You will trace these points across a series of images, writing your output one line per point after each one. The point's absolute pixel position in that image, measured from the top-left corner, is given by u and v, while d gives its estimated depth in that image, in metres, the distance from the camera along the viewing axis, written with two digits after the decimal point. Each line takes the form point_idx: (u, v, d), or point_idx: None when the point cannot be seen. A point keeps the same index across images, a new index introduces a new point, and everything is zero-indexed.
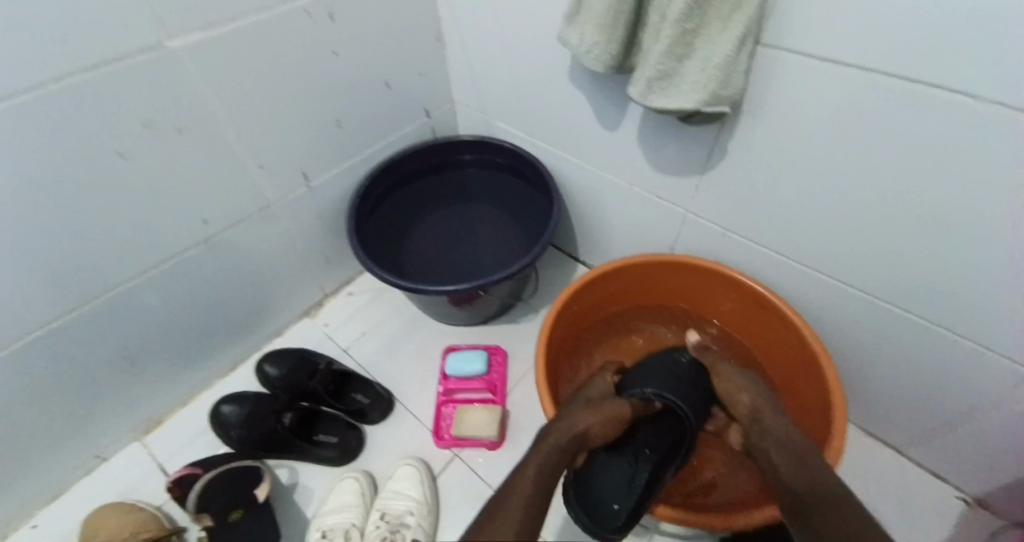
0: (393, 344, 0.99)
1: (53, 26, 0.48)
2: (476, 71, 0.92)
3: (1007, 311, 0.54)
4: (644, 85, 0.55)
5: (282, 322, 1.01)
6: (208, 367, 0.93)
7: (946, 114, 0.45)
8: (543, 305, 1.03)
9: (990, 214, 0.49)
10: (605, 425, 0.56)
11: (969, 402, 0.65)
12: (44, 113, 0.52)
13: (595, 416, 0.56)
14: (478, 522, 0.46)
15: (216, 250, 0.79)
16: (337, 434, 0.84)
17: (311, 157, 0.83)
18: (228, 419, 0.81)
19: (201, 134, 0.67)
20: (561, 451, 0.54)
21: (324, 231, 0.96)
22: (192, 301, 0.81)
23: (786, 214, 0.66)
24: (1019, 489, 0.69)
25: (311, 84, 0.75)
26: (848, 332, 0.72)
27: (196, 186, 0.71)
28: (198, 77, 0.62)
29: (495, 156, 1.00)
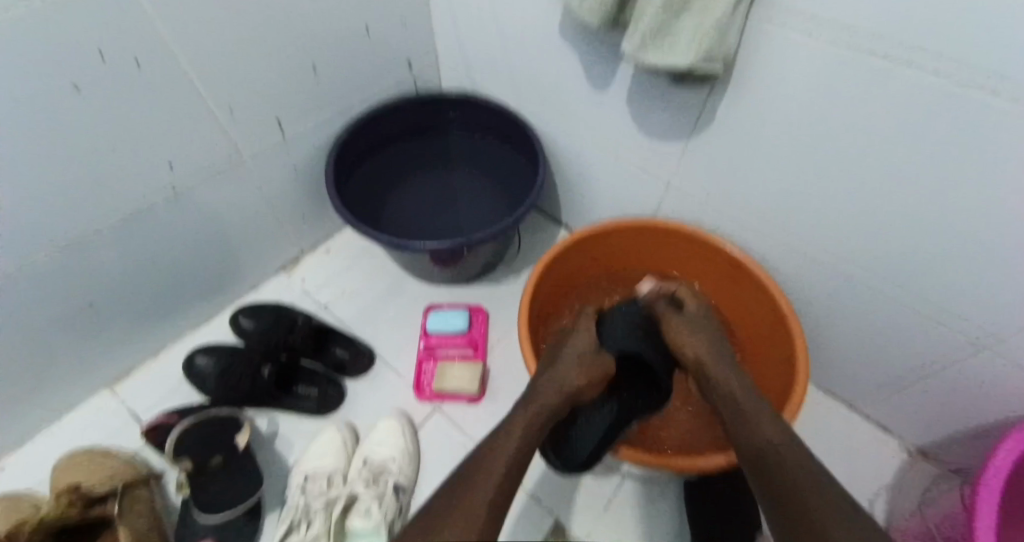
0: (374, 300, 0.99)
1: None
2: (463, 20, 0.88)
3: (957, 284, 0.58)
4: (636, 45, 0.54)
5: (258, 277, 0.99)
6: (181, 320, 0.91)
7: (920, 92, 0.46)
8: (524, 267, 1.04)
9: (962, 185, 0.50)
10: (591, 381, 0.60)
11: (920, 366, 0.69)
12: None
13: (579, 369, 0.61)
14: (466, 468, 0.49)
15: (186, 198, 0.76)
16: (317, 387, 0.85)
17: (286, 103, 0.79)
18: (204, 370, 0.81)
19: (165, 71, 0.63)
20: (553, 408, 0.57)
21: (303, 183, 0.93)
22: (161, 251, 0.79)
23: (763, 185, 0.68)
24: (954, 437, 0.75)
25: (287, 21, 0.71)
26: (817, 299, 0.75)
27: (161, 129, 0.67)
28: (160, 6, 0.57)
29: (481, 114, 0.98)
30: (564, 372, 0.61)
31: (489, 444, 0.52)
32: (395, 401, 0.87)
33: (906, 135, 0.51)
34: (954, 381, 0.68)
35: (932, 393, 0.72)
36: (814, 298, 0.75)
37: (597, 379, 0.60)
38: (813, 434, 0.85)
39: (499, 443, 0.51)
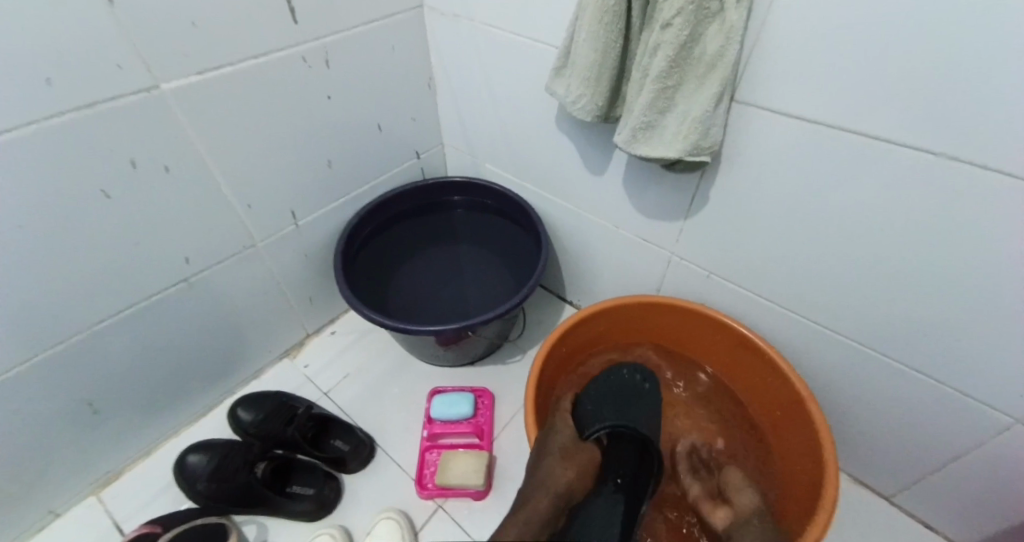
0: (378, 384, 0.97)
1: (47, 66, 0.50)
2: (466, 117, 0.94)
3: (979, 359, 0.55)
4: (627, 136, 0.57)
5: (261, 364, 0.98)
6: (180, 412, 0.89)
7: (911, 166, 0.48)
8: (531, 346, 1.02)
9: (966, 258, 0.50)
10: (580, 475, 0.61)
11: (954, 450, 0.65)
12: (27, 155, 0.53)
13: (570, 465, 0.61)
14: None
15: (196, 290, 0.78)
16: (314, 485, 0.80)
17: (300, 195, 0.83)
18: (195, 470, 0.77)
19: (186, 173, 0.67)
20: (544, 510, 0.55)
21: (312, 269, 0.95)
22: (167, 343, 0.79)
23: (766, 261, 0.68)
24: (1008, 534, 0.68)
25: (305, 124, 0.77)
26: (833, 376, 0.72)
27: (178, 227, 0.70)
28: (190, 114, 0.63)
29: (485, 198, 1.02)
30: (553, 466, 0.60)
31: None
32: (398, 496, 0.82)
33: (899, 212, 0.51)
34: (985, 469, 0.64)
35: (960, 485, 0.68)
36: (831, 374, 0.72)
37: (583, 473, 0.61)
38: (849, 526, 0.78)
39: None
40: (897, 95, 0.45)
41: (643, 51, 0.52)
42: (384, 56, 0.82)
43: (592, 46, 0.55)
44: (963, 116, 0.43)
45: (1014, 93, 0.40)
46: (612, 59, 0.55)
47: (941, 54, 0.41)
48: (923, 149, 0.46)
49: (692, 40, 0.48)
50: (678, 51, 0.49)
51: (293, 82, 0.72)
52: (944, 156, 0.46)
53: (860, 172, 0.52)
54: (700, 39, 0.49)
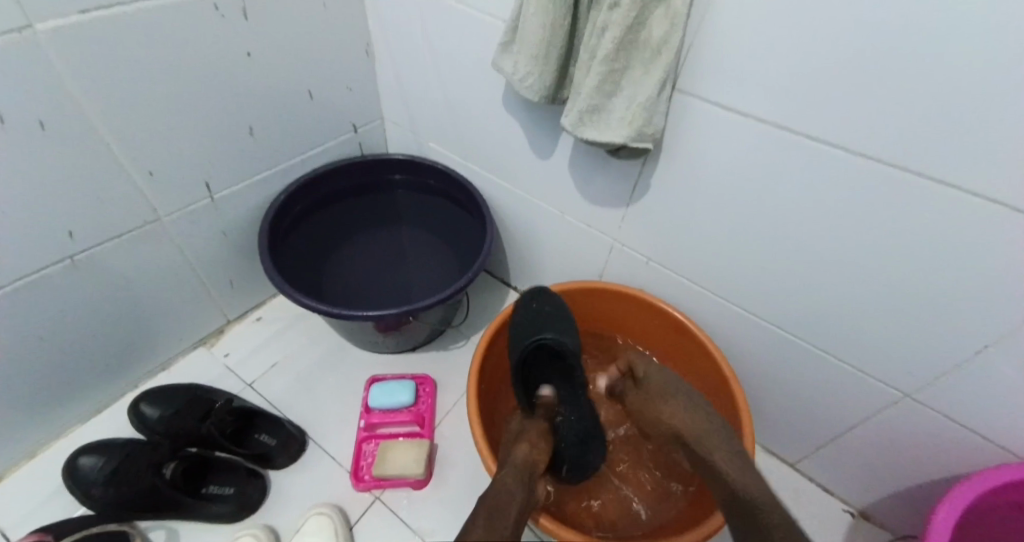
0: (308, 374, 0.91)
1: None
2: (407, 90, 0.89)
3: (883, 343, 0.60)
4: (573, 119, 0.55)
5: (172, 353, 0.89)
6: (73, 407, 0.80)
7: (837, 162, 0.50)
8: (473, 332, 1.00)
9: (881, 252, 0.53)
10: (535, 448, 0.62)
11: (858, 426, 0.71)
12: None
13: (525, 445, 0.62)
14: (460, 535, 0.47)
15: (88, 270, 0.68)
16: (234, 485, 0.74)
17: (215, 167, 0.75)
18: (88, 474, 0.69)
19: (68, 135, 0.58)
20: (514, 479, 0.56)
21: (233, 250, 0.87)
22: (52, 330, 0.69)
23: (701, 250, 0.70)
24: (896, 497, 0.75)
25: (216, 84, 0.68)
26: (758, 360, 0.76)
27: (60, 197, 0.61)
28: (71, 64, 0.54)
29: (427, 178, 0.97)
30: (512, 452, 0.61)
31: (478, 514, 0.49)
32: (328, 491, 0.78)
33: (824, 206, 0.54)
34: (882, 442, 0.70)
35: (861, 456, 0.75)
36: (757, 359, 0.76)
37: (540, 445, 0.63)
38: None
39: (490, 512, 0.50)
40: (824, 94, 0.46)
41: (591, 31, 0.50)
42: (314, 15, 0.74)
43: (538, 22, 0.52)
44: (882, 115, 0.44)
45: (928, 97, 0.41)
46: (559, 38, 0.53)
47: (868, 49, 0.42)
48: (847, 145, 0.48)
49: (639, 23, 0.47)
50: (626, 32, 0.47)
51: (201, 35, 0.63)
52: (862, 153, 0.48)
53: (792, 166, 0.53)
54: (647, 24, 0.48)
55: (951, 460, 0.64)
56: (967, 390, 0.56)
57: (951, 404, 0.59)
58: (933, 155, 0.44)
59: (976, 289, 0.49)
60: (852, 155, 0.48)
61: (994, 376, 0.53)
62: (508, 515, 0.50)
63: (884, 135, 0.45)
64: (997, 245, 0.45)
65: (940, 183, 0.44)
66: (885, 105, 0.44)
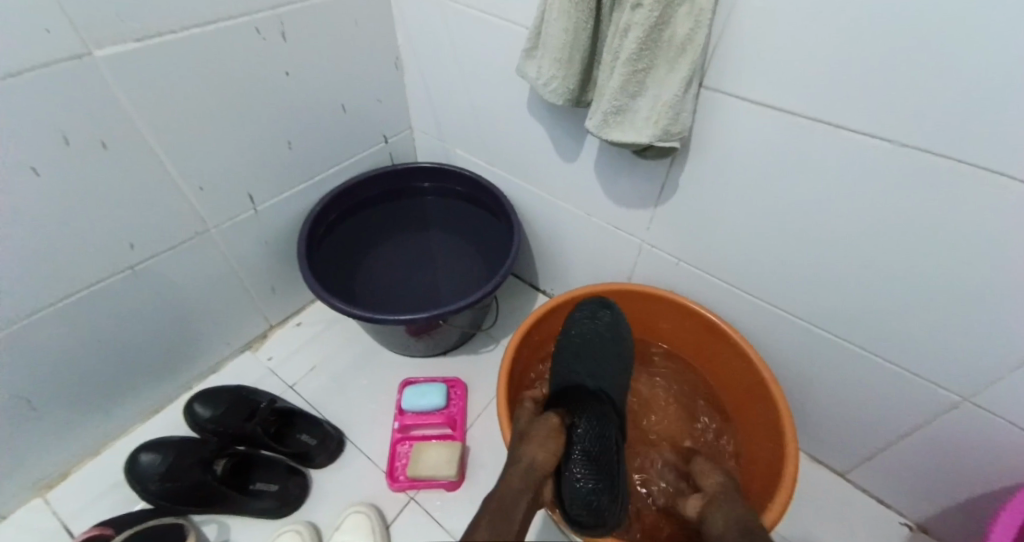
0: (345, 377, 0.94)
1: None
2: (436, 101, 0.92)
3: (930, 341, 0.58)
4: (598, 121, 0.56)
5: (219, 358, 0.94)
6: (131, 407, 0.85)
7: (873, 154, 0.48)
8: (503, 335, 1.01)
9: (925, 244, 0.51)
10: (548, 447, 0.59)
11: (907, 429, 0.68)
12: None
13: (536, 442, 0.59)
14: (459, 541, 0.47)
15: (145, 279, 0.73)
16: (278, 482, 0.77)
17: (257, 179, 0.79)
18: (147, 470, 0.71)
19: (128, 153, 0.63)
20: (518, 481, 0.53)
21: (274, 258, 0.91)
22: (113, 335, 0.74)
23: (732, 248, 0.69)
24: (954, 507, 0.71)
25: (258, 101, 0.72)
26: (797, 361, 0.74)
27: (121, 210, 0.66)
28: (129, 87, 0.59)
29: (455, 186, 0.99)
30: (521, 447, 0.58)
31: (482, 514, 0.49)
32: (366, 491, 0.80)
33: (861, 200, 0.52)
34: (934, 447, 0.66)
35: (910, 461, 0.71)
36: (794, 359, 0.74)
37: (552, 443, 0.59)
38: (809, 505, 0.81)
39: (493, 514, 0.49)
40: (856, 85, 0.46)
41: (614, 33, 0.50)
42: (347, 33, 0.78)
43: (562, 27, 0.53)
44: (918, 101, 0.43)
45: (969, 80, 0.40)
46: (583, 41, 0.54)
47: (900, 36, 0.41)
48: (881, 135, 0.47)
49: (662, 22, 0.47)
50: (649, 32, 0.47)
51: (244, 56, 0.67)
52: (898, 143, 0.46)
53: (825, 159, 0.52)
54: (670, 23, 0.48)
55: (1012, 465, 0.61)
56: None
57: (1007, 404, 0.56)
58: (977, 140, 0.42)
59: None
60: (887, 145, 0.47)
61: None
62: (513, 519, 0.49)
63: (920, 124, 0.44)
64: None
65: (981, 170, 0.43)
66: (921, 93, 0.43)
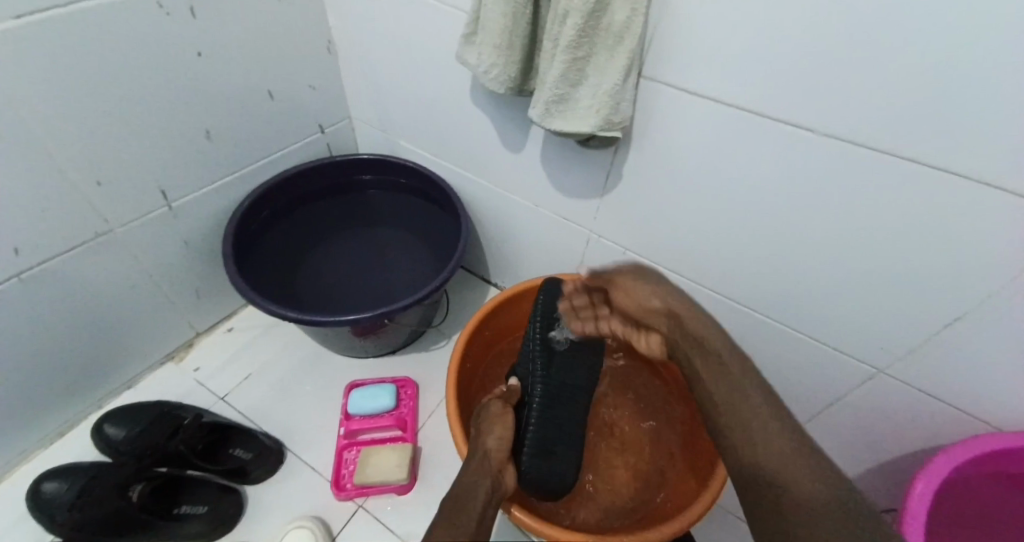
0: (284, 383, 0.88)
1: None
2: (373, 87, 0.86)
3: (856, 321, 0.61)
4: (540, 110, 0.55)
5: (138, 370, 0.86)
6: (33, 431, 0.76)
7: (804, 143, 0.50)
8: (453, 331, 0.98)
9: (852, 232, 0.53)
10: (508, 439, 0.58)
11: (836, 403, 0.72)
12: None
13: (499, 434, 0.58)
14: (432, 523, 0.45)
15: (40, 287, 0.65)
16: (208, 502, 0.71)
17: (172, 172, 0.72)
18: (52, 500, 0.65)
19: (7, 145, 0.54)
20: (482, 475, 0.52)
21: (197, 260, 0.84)
22: (1, 352, 0.65)
23: (676, 237, 0.69)
24: (878, 473, 0.76)
25: (168, 84, 0.65)
26: (739, 344, 0.76)
27: (2, 211, 0.57)
28: (3, 69, 0.51)
29: (397, 177, 0.95)
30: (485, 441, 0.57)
31: (440, 513, 0.45)
32: (310, 502, 0.76)
33: (794, 188, 0.54)
34: (860, 418, 0.71)
35: (839, 433, 0.76)
36: (735, 343, 0.76)
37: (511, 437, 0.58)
38: None
39: (453, 510, 0.46)
40: (786, 77, 0.46)
41: (553, 18, 0.49)
42: (268, 10, 0.72)
43: (500, 10, 0.51)
44: (844, 94, 0.44)
45: (896, 74, 0.41)
46: (522, 26, 0.52)
47: (826, 29, 0.42)
48: (809, 125, 0.48)
49: (600, 8, 0.46)
50: (587, 18, 0.46)
51: (146, 32, 0.60)
52: (820, 133, 0.48)
53: (760, 148, 0.53)
54: (608, 9, 0.47)
55: (928, 432, 0.65)
56: (937, 360, 0.57)
57: (925, 377, 0.60)
58: (902, 134, 0.44)
59: (945, 264, 0.50)
60: (813, 136, 0.49)
61: (963, 347, 0.54)
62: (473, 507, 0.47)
63: (840, 116, 0.46)
64: (962, 219, 0.45)
65: (902, 160, 0.45)
66: (845, 88, 0.44)
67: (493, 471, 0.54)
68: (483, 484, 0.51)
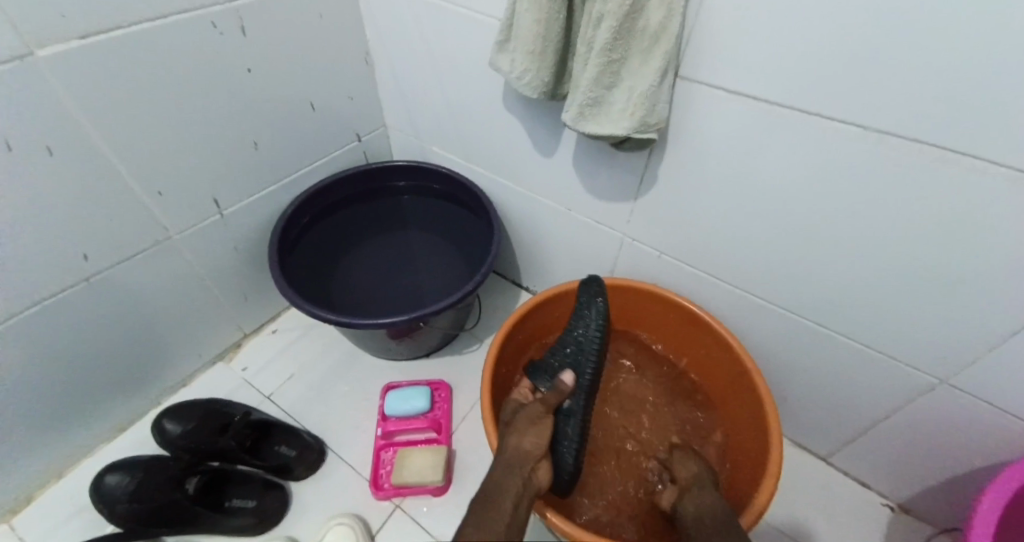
0: (325, 384, 0.91)
1: None
2: (408, 96, 0.89)
3: (908, 325, 0.58)
4: (574, 114, 0.55)
5: (190, 370, 0.91)
6: (97, 425, 0.81)
7: (849, 139, 0.48)
8: (487, 334, 0.99)
9: (902, 232, 0.51)
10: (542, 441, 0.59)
11: (888, 412, 0.68)
12: None
13: (532, 435, 0.59)
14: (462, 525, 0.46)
15: (105, 291, 0.70)
16: (255, 497, 0.74)
17: (222, 182, 0.76)
18: (113, 492, 0.69)
19: (77, 159, 0.59)
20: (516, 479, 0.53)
21: (245, 265, 0.88)
22: (71, 351, 0.70)
23: (712, 238, 0.68)
24: (938, 490, 0.72)
25: (219, 99, 0.69)
26: (780, 349, 0.74)
27: (73, 219, 0.62)
28: (74, 89, 0.55)
29: (431, 183, 0.97)
30: (519, 441, 0.58)
31: (471, 516, 0.46)
32: (349, 501, 0.78)
33: (838, 187, 0.52)
34: (912, 428, 0.67)
35: (890, 444, 0.72)
36: (776, 348, 0.74)
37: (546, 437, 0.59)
38: (795, 490, 0.82)
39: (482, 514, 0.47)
40: (827, 73, 0.45)
41: (587, 23, 0.49)
42: (311, 26, 0.75)
43: (534, 16, 0.52)
44: (893, 88, 0.43)
45: (950, 64, 0.39)
46: (555, 32, 0.53)
47: (872, 20, 0.40)
48: (855, 121, 0.47)
49: (635, 11, 0.46)
50: (622, 21, 0.46)
51: (200, 51, 0.64)
52: (867, 129, 0.46)
53: (800, 146, 0.52)
54: (643, 11, 0.47)
55: (987, 444, 0.62)
56: (997, 366, 0.54)
57: (984, 384, 0.56)
58: (959, 128, 0.42)
59: (1006, 264, 0.47)
60: (858, 133, 0.47)
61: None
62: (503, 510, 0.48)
63: (882, 111, 0.44)
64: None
65: (955, 154, 0.43)
66: (891, 82, 0.42)
67: (527, 471, 0.55)
68: (513, 483, 0.52)
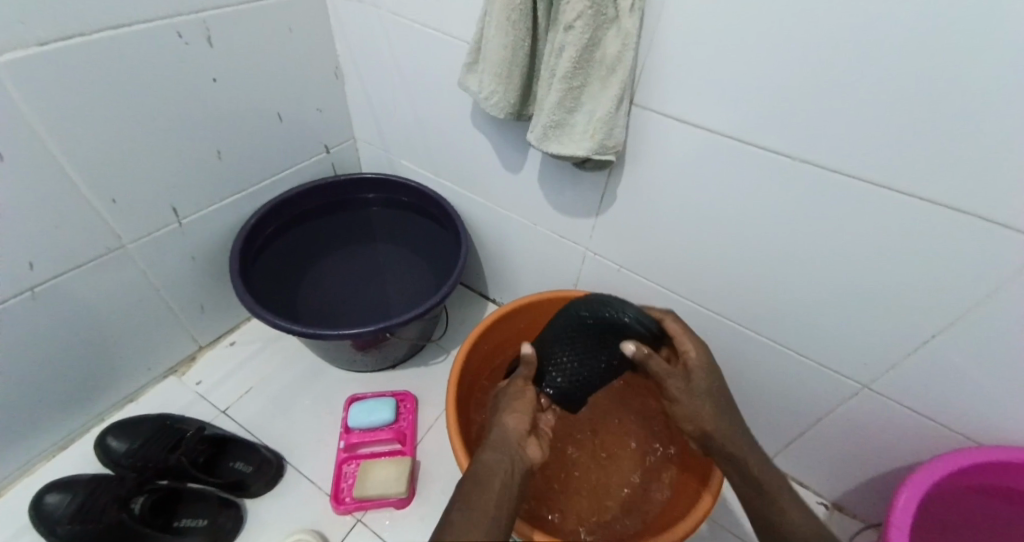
0: (285, 397, 0.90)
1: None
2: (377, 110, 0.90)
3: (842, 338, 0.63)
4: (538, 134, 0.57)
5: (140, 383, 0.87)
6: (35, 443, 0.77)
7: (788, 167, 0.52)
8: (452, 346, 1.00)
9: (833, 253, 0.56)
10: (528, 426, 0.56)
11: (827, 418, 0.73)
12: None
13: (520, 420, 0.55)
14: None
15: (51, 301, 0.67)
16: (207, 515, 0.71)
17: (183, 191, 0.74)
18: (53, 514, 0.66)
19: (28, 165, 0.57)
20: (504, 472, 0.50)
21: (204, 275, 0.86)
22: (11, 364, 0.67)
23: (668, 255, 0.72)
24: (868, 489, 0.78)
25: (185, 108, 0.69)
26: (731, 360, 0.78)
27: (20, 227, 0.60)
28: (28, 95, 0.54)
29: (399, 195, 0.98)
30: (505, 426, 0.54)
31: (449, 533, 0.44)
32: (308, 516, 0.76)
33: (779, 210, 0.56)
34: (848, 433, 0.72)
35: (830, 450, 0.77)
36: (727, 358, 0.78)
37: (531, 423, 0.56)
38: None
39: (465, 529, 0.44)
40: (768, 108, 0.50)
41: (549, 51, 0.52)
42: (280, 38, 0.75)
43: (500, 42, 0.54)
44: (823, 123, 0.47)
45: (867, 105, 0.44)
46: (521, 57, 0.55)
47: (805, 63, 0.45)
48: (792, 151, 0.51)
49: (593, 43, 0.49)
50: (581, 52, 0.49)
51: (166, 60, 0.63)
52: (802, 159, 0.51)
53: (745, 172, 0.56)
54: (601, 43, 0.50)
55: (912, 446, 0.67)
56: (917, 375, 0.59)
57: (906, 392, 0.62)
58: (880, 160, 0.47)
59: (921, 281, 0.52)
60: (794, 163, 0.52)
61: (944, 363, 0.56)
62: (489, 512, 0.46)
63: (813, 144, 0.49)
64: (936, 241, 0.48)
65: (874, 185, 0.48)
66: (822, 118, 0.47)
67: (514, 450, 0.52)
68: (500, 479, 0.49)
